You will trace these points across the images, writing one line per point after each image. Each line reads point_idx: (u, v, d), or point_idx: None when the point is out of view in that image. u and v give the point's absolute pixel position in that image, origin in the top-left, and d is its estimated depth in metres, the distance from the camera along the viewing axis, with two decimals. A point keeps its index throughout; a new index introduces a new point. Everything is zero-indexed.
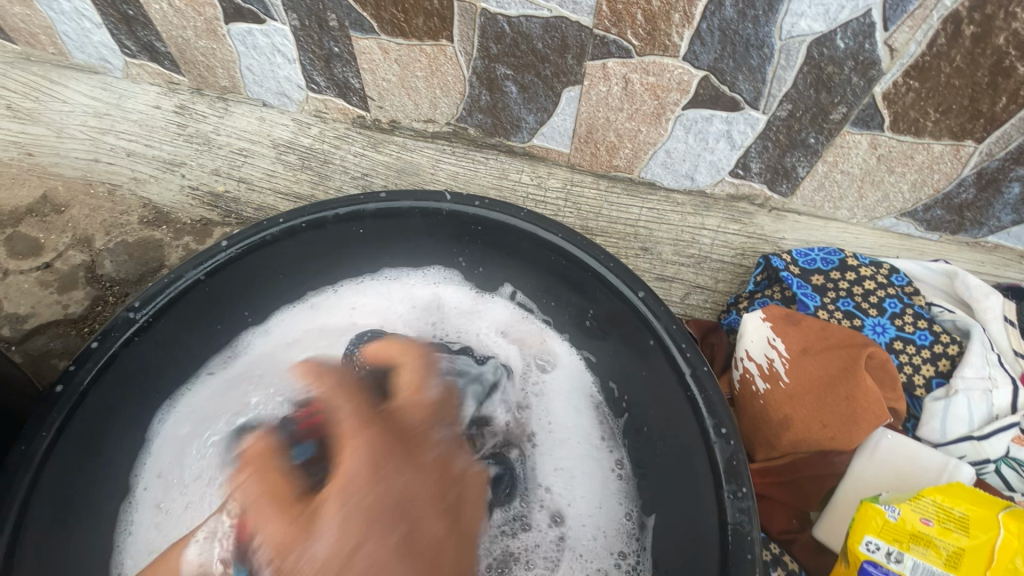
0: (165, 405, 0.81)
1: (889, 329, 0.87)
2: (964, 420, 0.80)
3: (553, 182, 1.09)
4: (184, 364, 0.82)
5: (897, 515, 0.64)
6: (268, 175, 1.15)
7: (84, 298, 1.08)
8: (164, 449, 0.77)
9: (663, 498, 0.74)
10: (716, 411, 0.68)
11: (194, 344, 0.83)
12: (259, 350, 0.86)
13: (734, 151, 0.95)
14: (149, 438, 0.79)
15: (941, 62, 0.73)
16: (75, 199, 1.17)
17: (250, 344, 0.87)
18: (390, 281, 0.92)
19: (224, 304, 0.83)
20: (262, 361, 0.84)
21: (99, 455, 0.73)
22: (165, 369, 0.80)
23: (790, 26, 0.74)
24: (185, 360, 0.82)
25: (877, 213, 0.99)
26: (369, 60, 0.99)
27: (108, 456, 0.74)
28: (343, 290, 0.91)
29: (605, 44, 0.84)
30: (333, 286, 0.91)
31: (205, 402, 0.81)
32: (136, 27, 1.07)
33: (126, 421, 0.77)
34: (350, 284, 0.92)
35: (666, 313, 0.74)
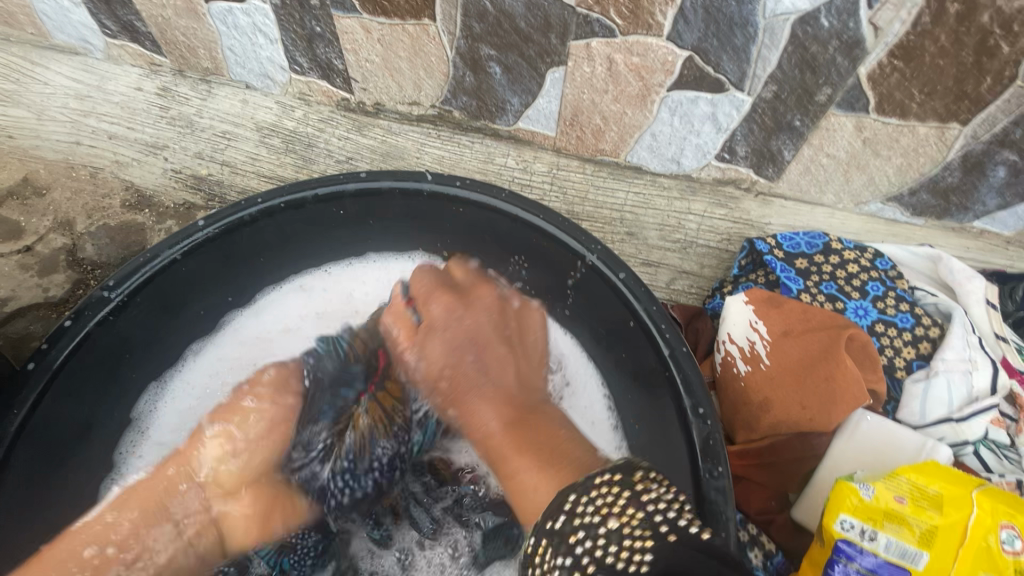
0: (156, 386, 0.84)
1: (871, 312, 0.87)
2: (943, 402, 0.80)
3: (539, 166, 1.08)
4: (169, 345, 0.84)
5: (871, 493, 0.64)
6: (252, 158, 1.14)
7: (65, 281, 1.06)
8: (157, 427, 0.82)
9: None
10: (694, 391, 0.67)
11: (181, 328, 0.84)
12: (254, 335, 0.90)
13: (720, 134, 0.94)
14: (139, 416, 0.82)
15: (926, 42, 0.72)
16: (57, 182, 1.15)
17: (244, 327, 0.90)
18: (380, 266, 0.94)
19: (211, 289, 0.85)
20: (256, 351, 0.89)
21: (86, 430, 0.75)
22: (150, 350, 0.82)
23: (774, 3, 0.73)
24: (171, 345, 0.85)
25: (863, 197, 0.99)
26: (351, 39, 0.97)
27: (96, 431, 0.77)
28: (334, 274, 0.94)
29: (588, 23, 0.82)
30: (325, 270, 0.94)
31: (198, 385, 0.85)
32: (116, 6, 1.05)
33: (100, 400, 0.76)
34: (345, 269, 0.94)
35: (646, 293, 0.73)
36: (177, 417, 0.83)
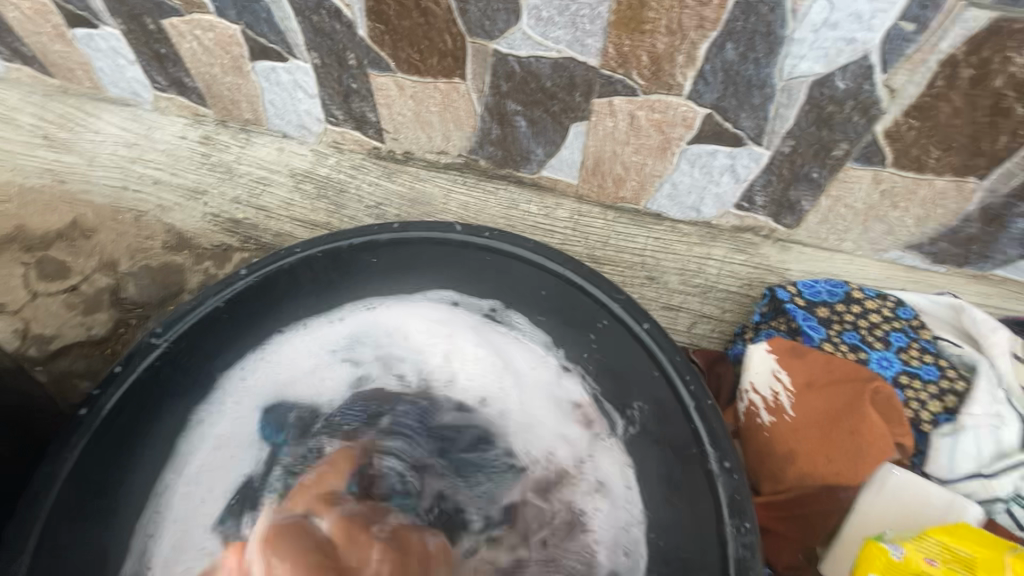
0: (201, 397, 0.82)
1: (895, 363, 0.87)
2: (972, 457, 0.80)
3: (561, 212, 1.11)
4: (205, 369, 0.82)
5: (901, 554, 0.63)
6: (286, 203, 1.20)
7: (108, 320, 1.12)
8: (193, 437, 0.79)
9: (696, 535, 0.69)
10: (720, 444, 0.69)
11: (218, 352, 0.83)
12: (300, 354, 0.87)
13: (739, 184, 0.97)
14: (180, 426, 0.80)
15: (940, 103, 0.75)
16: (103, 225, 1.22)
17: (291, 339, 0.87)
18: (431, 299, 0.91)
19: (255, 323, 0.85)
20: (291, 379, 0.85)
21: (127, 447, 0.75)
22: (196, 372, 0.82)
23: (790, 67, 0.77)
24: (209, 372, 0.83)
25: (882, 245, 1.00)
26: (385, 95, 1.03)
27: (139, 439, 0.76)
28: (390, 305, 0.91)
29: (611, 83, 0.87)
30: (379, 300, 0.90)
31: (231, 410, 0.82)
32: (167, 64, 1.13)
33: (146, 441, 0.76)
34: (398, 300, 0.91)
35: (670, 344, 0.75)
36: (207, 449, 0.79)
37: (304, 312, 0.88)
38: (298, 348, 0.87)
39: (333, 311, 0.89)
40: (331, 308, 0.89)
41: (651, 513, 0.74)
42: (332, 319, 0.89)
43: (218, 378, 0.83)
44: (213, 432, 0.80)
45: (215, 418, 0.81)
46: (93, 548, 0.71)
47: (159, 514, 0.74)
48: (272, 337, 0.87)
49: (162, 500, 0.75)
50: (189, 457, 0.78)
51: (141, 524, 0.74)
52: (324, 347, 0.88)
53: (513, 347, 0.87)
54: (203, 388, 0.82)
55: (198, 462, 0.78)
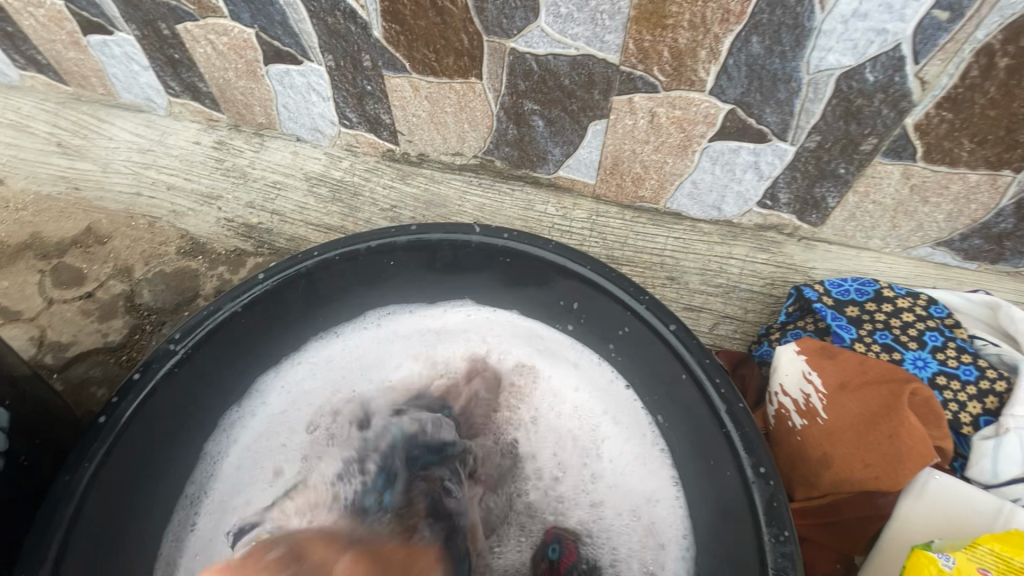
0: (244, 399, 0.87)
1: (931, 363, 0.84)
2: (1017, 461, 0.76)
3: (579, 213, 1.09)
4: (242, 376, 0.86)
5: (952, 564, 0.60)
6: (300, 208, 1.18)
7: (123, 327, 1.11)
8: (240, 434, 0.86)
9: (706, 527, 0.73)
10: (755, 449, 0.66)
11: (252, 359, 0.86)
12: (338, 359, 0.92)
13: (762, 182, 0.95)
14: (226, 423, 0.85)
15: (974, 94, 0.73)
16: (118, 231, 1.21)
17: (326, 345, 0.92)
18: (458, 308, 0.94)
19: (284, 332, 0.87)
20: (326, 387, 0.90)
21: (156, 450, 0.76)
22: (232, 377, 0.84)
23: (818, 60, 0.75)
24: (245, 377, 0.86)
25: (911, 242, 0.97)
26: (399, 97, 1.02)
27: (178, 439, 0.79)
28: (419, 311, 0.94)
29: (631, 80, 0.85)
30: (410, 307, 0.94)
31: (269, 414, 0.87)
32: (181, 69, 1.13)
33: (177, 441, 0.79)
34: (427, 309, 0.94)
35: (698, 346, 0.72)
36: (248, 447, 0.85)
37: (333, 323, 0.92)
38: (333, 354, 0.92)
39: (362, 321, 0.93)
40: (358, 318, 0.93)
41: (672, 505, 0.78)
42: (361, 329, 0.93)
43: (254, 379, 0.88)
44: (252, 431, 0.86)
45: (253, 419, 0.87)
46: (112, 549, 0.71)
47: (196, 502, 0.81)
48: (307, 343, 0.91)
49: (202, 489, 0.82)
50: (237, 453, 0.85)
51: (180, 511, 0.80)
52: (354, 355, 0.92)
53: (531, 355, 0.91)
54: (240, 391, 0.86)
55: (234, 458, 0.84)
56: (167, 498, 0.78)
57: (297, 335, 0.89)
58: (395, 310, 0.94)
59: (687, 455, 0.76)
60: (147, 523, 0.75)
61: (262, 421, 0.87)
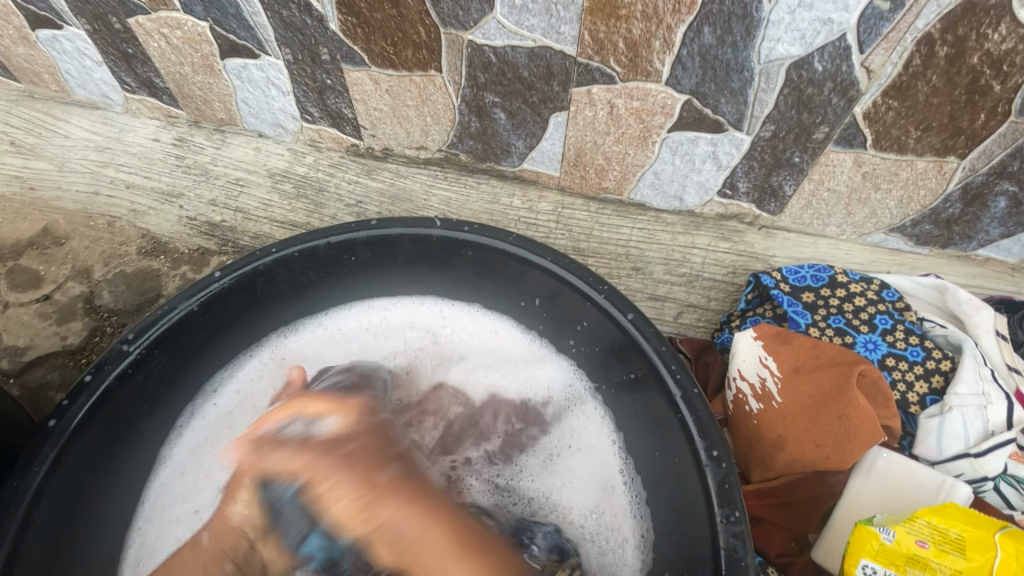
0: (196, 402, 0.84)
1: (880, 346, 0.86)
2: (960, 437, 0.79)
3: (544, 205, 1.10)
4: (195, 377, 0.84)
5: (892, 537, 0.63)
6: (264, 204, 1.16)
7: (82, 329, 1.08)
8: (189, 437, 0.82)
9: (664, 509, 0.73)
10: (708, 433, 0.67)
11: (205, 359, 0.84)
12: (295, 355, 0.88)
13: (721, 171, 0.96)
14: (176, 428, 0.83)
15: (918, 82, 0.74)
16: (76, 231, 1.17)
17: (282, 344, 0.90)
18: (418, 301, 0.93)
19: (241, 328, 0.86)
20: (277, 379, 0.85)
21: (106, 452, 0.74)
22: (184, 379, 0.83)
23: (767, 50, 0.76)
24: (197, 377, 0.84)
25: (866, 228, 1.00)
26: (361, 90, 1.01)
27: (130, 442, 0.77)
28: (381, 305, 0.93)
29: (589, 72, 0.86)
30: (373, 302, 0.93)
31: (222, 415, 0.83)
32: (136, 64, 1.10)
33: (128, 445, 0.77)
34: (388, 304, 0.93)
35: (655, 333, 0.74)
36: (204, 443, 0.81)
37: (294, 316, 0.90)
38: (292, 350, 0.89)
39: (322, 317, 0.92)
40: (316, 311, 0.91)
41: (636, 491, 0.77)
42: (320, 322, 0.91)
43: (207, 380, 0.85)
44: (207, 427, 0.83)
45: (201, 421, 0.83)
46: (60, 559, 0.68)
47: (150, 511, 0.77)
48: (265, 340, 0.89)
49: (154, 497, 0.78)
50: (186, 458, 0.81)
51: (141, 513, 0.77)
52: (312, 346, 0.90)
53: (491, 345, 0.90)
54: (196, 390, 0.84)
55: (188, 459, 0.81)
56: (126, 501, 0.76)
57: (253, 333, 0.88)
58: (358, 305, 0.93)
59: (656, 439, 0.75)
60: (109, 527, 0.73)
61: (211, 424, 0.83)
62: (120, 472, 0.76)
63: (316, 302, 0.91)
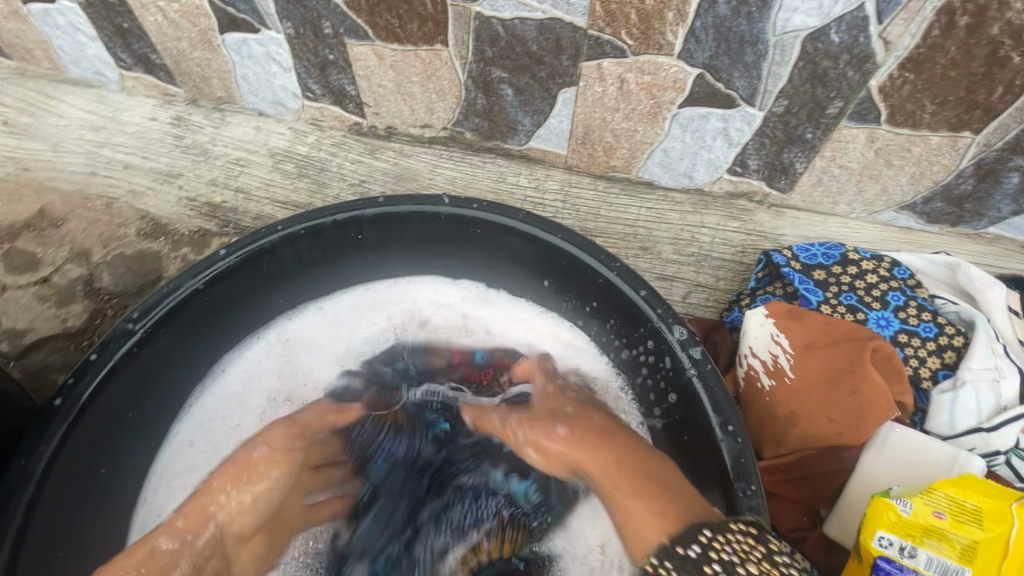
0: (204, 382, 0.85)
1: (893, 322, 0.86)
2: (971, 412, 0.80)
3: (551, 184, 1.09)
4: (203, 357, 0.83)
5: (909, 509, 0.64)
6: (266, 184, 1.14)
7: (83, 311, 1.06)
8: (196, 415, 0.84)
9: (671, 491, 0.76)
10: (723, 409, 0.67)
11: (214, 339, 0.84)
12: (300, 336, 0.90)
13: (731, 148, 0.95)
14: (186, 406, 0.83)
15: (936, 54, 0.73)
16: (73, 213, 1.15)
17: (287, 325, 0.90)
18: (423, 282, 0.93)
19: (247, 307, 0.85)
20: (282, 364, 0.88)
21: (118, 431, 0.74)
22: (192, 359, 0.82)
23: (784, 21, 0.74)
24: (205, 357, 0.84)
25: (876, 206, 1.00)
26: (364, 66, 0.99)
27: (141, 420, 0.78)
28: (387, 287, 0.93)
29: (599, 45, 0.84)
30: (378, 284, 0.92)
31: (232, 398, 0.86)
32: (131, 39, 1.07)
33: (140, 422, 0.77)
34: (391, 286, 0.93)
35: (668, 308, 0.73)
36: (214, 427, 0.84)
37: (300, 296, 0.89)
38: (298, 331, 0.90)
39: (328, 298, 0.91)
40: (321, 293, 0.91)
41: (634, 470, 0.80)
42: (325, 303, 0.91)
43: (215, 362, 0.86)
44: (218, 408, 0.85)
45: (208, 400, 0.85)
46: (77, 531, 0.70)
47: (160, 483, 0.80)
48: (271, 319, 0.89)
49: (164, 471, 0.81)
50: (196, 437, 0.83)
51: (156, 485, 0.80)
52: (316, 331, 0.91)
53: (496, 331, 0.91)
54: (204, 369, 0.84)
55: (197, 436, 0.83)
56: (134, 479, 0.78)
57: (259, 312, 0.87)
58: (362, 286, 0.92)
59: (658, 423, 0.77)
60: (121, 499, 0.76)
61: (219, 404, 0.85)
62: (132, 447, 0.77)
63: (320, 282, 0.90)
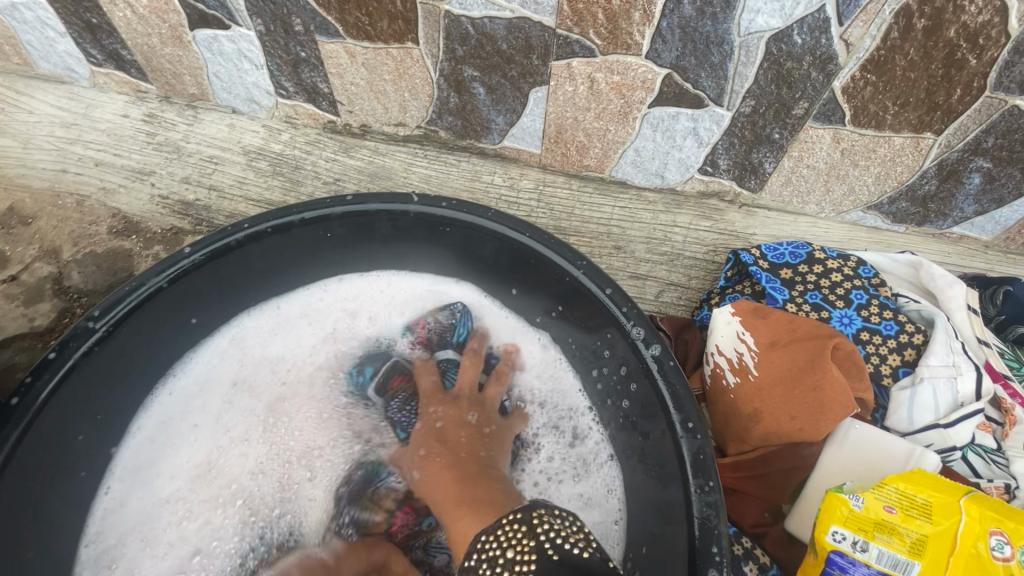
0: (166, 381, 0.85)
1: (856, 320, 0.87)
2: (930, 408, 0.81)
3: (525, 182, 1.09)
4: (166, 354, 0.83)
5: (861, 504, 0.64)
6: (239, 182, 1.13)
7: (51, 310, 1.05)
8: (156, 411, 0.84)
9: (631, 489, 0.76)
10: (683, 406, 0.67)
11: (179, 338, 0.84)
12: (262, 337, 0.90)
13: (702, 148, 0.96)
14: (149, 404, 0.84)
15: (896, 56, 0.74)
16: (43, 211, 1.13)
17: (253, 323, 0.90)
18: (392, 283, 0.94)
19: (217, 305, 0.85)
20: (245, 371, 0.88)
21: (77, 430, 0.74)
22: (153, 356, 0.81)
23: (748, 22, 0.75)
24: (169, 352, 0.84)
25: (844, 206, 1.01)
26: (336, 64, 0.99)
27: (107, 419, 0.78)
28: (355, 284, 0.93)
29: (568, 44, 0.84)
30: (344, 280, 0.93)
31: (193, 399, 0.86)
32: (101, 35, 1.06)
33: (103, 422, 0.78)
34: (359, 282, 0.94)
35: (633, 307, 0.73)
36: (174, 434, 0.83)
37: (268, 296, 0.90)
38: (261, 332, 0.90)
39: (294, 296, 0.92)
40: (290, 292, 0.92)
41: (609, 480, 0.79)
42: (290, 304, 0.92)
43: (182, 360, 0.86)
44: (180, 406, 0.85)
45: (169, 398, 0.85)
46: (34, 533, 0.69)
47: (118, 480, 0.80)
48: (235, 317, 0.89)
49: (122, 473, 0.80)
50: (153, 432, 0.83)
51: (109, 480, 0.80)
52: (279, 330, 0.91)
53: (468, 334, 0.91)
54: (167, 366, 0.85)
55: (160, 432, 0.83)
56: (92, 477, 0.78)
57: (224, 307, 0.87)
58: (328, 284, 0.93)
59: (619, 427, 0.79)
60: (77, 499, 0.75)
61: (180, 401, 0.85)
62: (96, 445, 0.77)
63: (293, 281, 0.90)
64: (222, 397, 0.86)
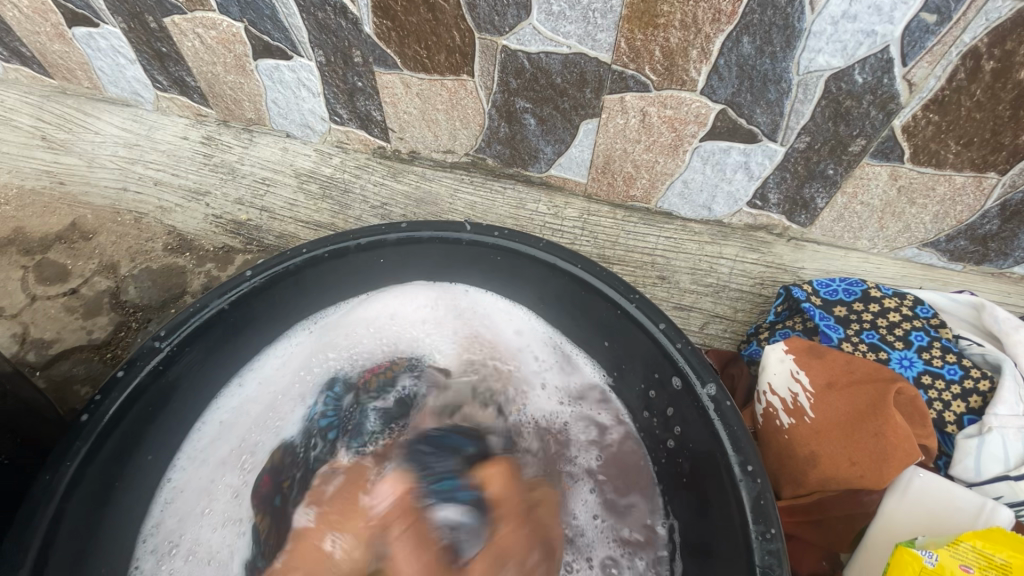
0: (233, 383, 0.87)
1: (916, 363, 0.85)
2: (999, 458, 0.77)
3: (570, 211, 1.10)
4: (229, 365, 0.85)
5: (934, 561, 0.62)
6: (290, 204, 1.17)
7: (108, 323, 1.08)
8: (223, 406, 0.85)
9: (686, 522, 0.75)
10: (743, 447, 0.66)
11: (240, 349, 0.85)
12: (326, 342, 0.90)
13: (752, 182, 0.95)
14: (215, 402, 0.85)
15: (961, 96, 0.73)
16: (103, 226, 1.18)
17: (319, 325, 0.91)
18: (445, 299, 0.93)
19: (278, 317, 0.87)
20: (310, 367, 0.89)
21: (141, 441, 0.75)
22: (214, 369, 0.83)
23: (808, 61, 0.75)
24: (233, 362, 0.85)
25: (898, 243, 0.99)
26: (391, 93, 1.02)
27: (173, 425, 0.80)
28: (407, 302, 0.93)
29: (623, 80, 0.85)
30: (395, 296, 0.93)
31: (258, 396, 0.86)
32: (169, 63, 1.11)
33: (169, 426, 0.79)
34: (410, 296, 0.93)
35: (687, 343, 0.72)
36: (238, 428, 0.83)
37: (324, 306, 0.91)
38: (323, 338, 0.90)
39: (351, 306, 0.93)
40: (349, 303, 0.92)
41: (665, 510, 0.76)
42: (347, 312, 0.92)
43: (246, 362, 0.87)
44: (245, 403, 0.86)
45: (237, 394, 0.86)
46: (98, 538, 0.70)
47: (180, 474, 0.80)
48: (293, 325, 0.90)
49: (185, 466, 0.81)
50: (220, 425, 0.84)
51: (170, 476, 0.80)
52: (340, 336, 0.90)
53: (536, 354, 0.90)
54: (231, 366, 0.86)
55: (223, 428, 0.84)
56: (150, 480, 0.77)
57: (284, 321, 0.89)
58: (389, 297, 0.93)
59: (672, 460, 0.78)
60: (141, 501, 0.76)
61: (246, 398, 0.86)
62: (161, 450, 0.79)
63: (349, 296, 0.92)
64: (287, 391, 0.86)
